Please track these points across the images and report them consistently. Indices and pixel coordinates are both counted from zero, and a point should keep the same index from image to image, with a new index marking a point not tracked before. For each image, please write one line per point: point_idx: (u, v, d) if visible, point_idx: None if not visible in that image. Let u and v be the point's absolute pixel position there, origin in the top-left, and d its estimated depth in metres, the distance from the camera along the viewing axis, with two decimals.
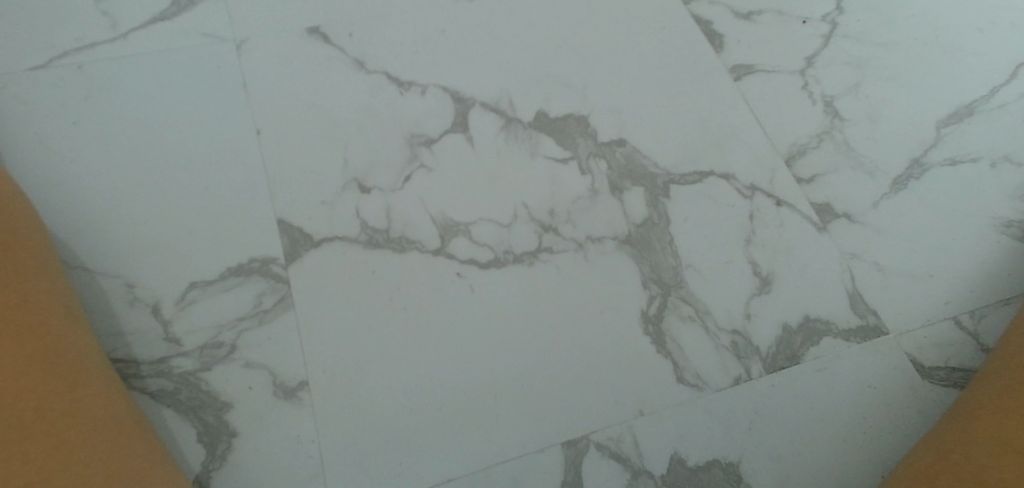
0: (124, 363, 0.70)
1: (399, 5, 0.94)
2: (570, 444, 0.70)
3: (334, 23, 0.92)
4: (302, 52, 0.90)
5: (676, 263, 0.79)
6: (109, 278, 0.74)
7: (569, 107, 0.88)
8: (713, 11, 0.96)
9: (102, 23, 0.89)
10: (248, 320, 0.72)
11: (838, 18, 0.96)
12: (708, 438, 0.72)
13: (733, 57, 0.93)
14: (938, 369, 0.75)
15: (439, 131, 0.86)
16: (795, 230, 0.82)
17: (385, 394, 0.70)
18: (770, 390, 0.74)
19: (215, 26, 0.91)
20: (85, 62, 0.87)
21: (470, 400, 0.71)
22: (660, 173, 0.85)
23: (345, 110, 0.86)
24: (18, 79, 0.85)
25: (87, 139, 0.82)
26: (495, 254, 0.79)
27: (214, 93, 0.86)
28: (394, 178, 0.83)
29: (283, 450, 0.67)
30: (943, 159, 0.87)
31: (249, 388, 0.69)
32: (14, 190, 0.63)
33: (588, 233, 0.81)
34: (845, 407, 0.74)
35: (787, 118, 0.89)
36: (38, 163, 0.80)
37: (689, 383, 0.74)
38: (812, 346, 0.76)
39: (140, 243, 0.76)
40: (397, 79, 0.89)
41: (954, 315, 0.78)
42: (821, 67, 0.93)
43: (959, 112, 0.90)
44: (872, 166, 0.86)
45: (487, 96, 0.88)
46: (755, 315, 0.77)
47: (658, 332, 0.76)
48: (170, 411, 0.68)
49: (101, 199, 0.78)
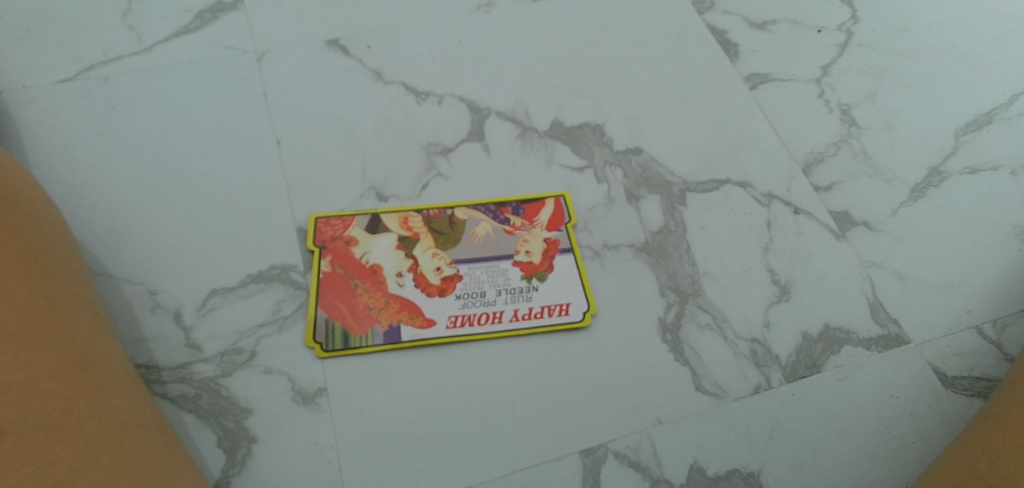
0: (146, 369, 0.69)
1: (420, 20, 0.99)
2: (589, 452, 0.68)
3: (355, 36, 0.96)
4: (323, 63, 0.93)
5: (693, 271, 0.79)
6: (131, 285, 0.74)
7: (585, 117, 0.92)
8: (728, 21, 1.02)
9: (129, 38, 0.93)
10: (267, 327, 0.73)
11: (855, 27, 1.03)
12: (732, 448, 0.69)
13: (749, 66, 0.98)
14: (962, 379, 0.74)
15: (456, 140, 0.88)
16: (813, 237, 0.83)
17: (400, 401, 0.69)
18: (793, 399, 0.72)
19: (237, 40, 0.94)
20: (112, 75, 0.90)
21: (485, 408, 0.69)
22: (677, 181, 0.86)
23: (364, 120, 0.89)
24: (45, 91, 0.88)
25: (111, 147, 0.84)
26: (513, 260, 0.79)
27: (236, 103, 0.89)
28: (412, 186, 0.84)
29: (293, 457, 0.66)
30: (962, 166, 0.89)
31: (267, 394, 0.69)
32: (43, 195, 0.65)
33: (604, 240, 0.81)
34: (872, 417, 0.71)
35: (804, 125, 0.93)
36: (61, 171, 0.82)
37: (708, 392, 0.72)
38: (833, 355, 0.75)
39: (162, 250, 0.77)
40: (415, 90, 0.92)
41: (976, 324, 0.77)
42: (836, 76, 0.98)
43: (979, 121, 0.93)
44: (889, 173, 0.89)
45: (504, 106, 0.92)
46: (774, 324, 0.77)
47: (676, 340, 0.75)
48: (190, 417, 0.67)
49: (123, 207, 0.80)
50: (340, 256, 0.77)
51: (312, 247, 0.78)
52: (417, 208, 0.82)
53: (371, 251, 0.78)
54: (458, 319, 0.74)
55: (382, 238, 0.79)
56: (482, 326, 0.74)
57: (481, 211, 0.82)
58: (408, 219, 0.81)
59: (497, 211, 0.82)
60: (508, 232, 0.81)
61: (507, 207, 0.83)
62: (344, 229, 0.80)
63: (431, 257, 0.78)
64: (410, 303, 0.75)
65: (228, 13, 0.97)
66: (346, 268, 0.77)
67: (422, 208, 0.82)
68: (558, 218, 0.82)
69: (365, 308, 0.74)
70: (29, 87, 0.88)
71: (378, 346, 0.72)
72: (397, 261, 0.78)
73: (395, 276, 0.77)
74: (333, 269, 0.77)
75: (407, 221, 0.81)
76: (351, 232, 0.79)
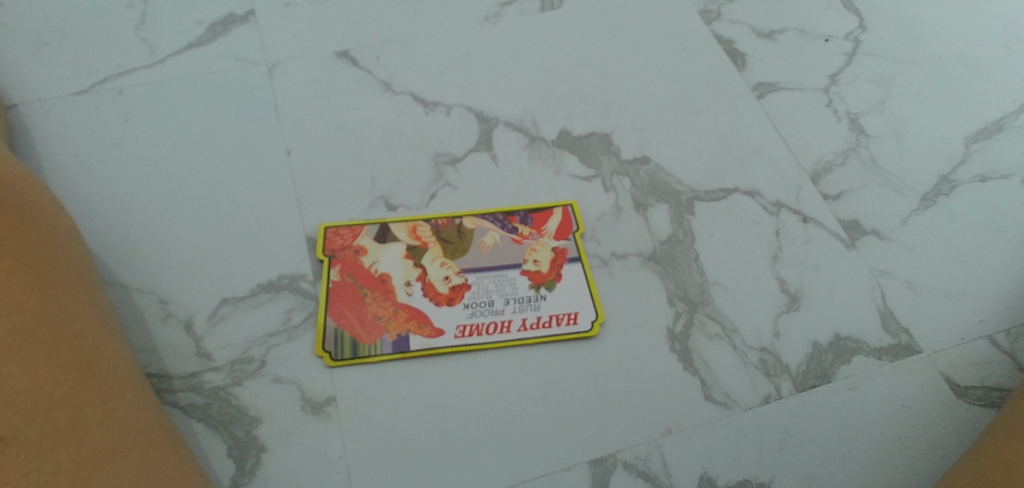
0: (157, 378, 0.70)
1: (428, 31, 1.00)
2: (598, 462, 0.67)
3: (364, 48, 0.97)
4: (333, 75, 0.94)
5: (702, 280, 0.79)
6: (143, 294, 0.75)
7: (592, 127, 0.92)
8: (735, 30, 1.03)
9: (143, 50, 0.95)
10: (277, 336, 0.73)
11: (862, 36, 1.03)
12: (742, 458, 0.68)
13: (756, 76, 0.98)
14: (975, 389, 0.73)
15: (464, 150, 0.89)
16: (822, 246, 0.83)
17: (408, 410, 0.69)
18: (803, 409, 0.71)
19: (248, 52, 0.96)
20: (126, 87, 0.91)
21: (493, 418, 0.69)
22: (684, 190, 0.87)
23: (374, 130, 0.90)
24: (61, 103, 0.89)
25: (125, 158, 0.85)
26: (521, 269, 0.79)
27: (247, 114, 0.90)
28: (420, 195, 0.85)
29: (303, 467, 0.66)
30: (972, 175, 0.89)
31: (277, 403, 0.69)
32: (56, 204, 0.66)
33: (612, 249, 0.81)
34: (884, 427, 0.70)
35: (813, 133, 0.92)
36: (75, 182, 0.83)
37: (717, 402, 0.72)
38: (844, 364, 0.74)
39: (174, 260, 0.78)
40: (424, 101, 0.93)
41: (988, 334, 0.76)
42: (844, 85, 0.98)
43: (989, 129, 0.93)
44: (898, 181, 0.88)
45: (512, 115, 0.92)
46: (783, 333, 0.76)
47: (685, 349, 0.74)
48: (201, 426, 0.67)
49: (135, 216, 0.81)
50: (350, 265, 0.78)
51: (322, 256, 0.78)
52: (425, 218, 0.82)
53: (381, 261, 0.79)
54: (466, 328, 0.74)
55: (391, 247, 0.80)
56: (490, 336, 0.74)
57: (489, 220, 0.83)
58: (417, 228, 0.82)
59: (505, 220, 0.83)
60: (516, 241, 0.81)
61: (515, 216, 0.83)
62: (353, 239, 0.80)
63: (439, 266, 0.79)
64: (418, 313, 0.75)
65: (240, 25, 0.99)
66: (355, 277, 0.77)
67: (431, 218, 0.82)
68: (566, 227, 0.82)
69: (373, 317, 0.75)
70: (45, 100, 0.89)
71: (387, 354, 0.72)
72: (406, 271, 0.78)
73: (403, 285, 0.77)
74: (342, 278, 0.77)
75: (415, 230, 0.81)
76: (361, 242, 0.80)
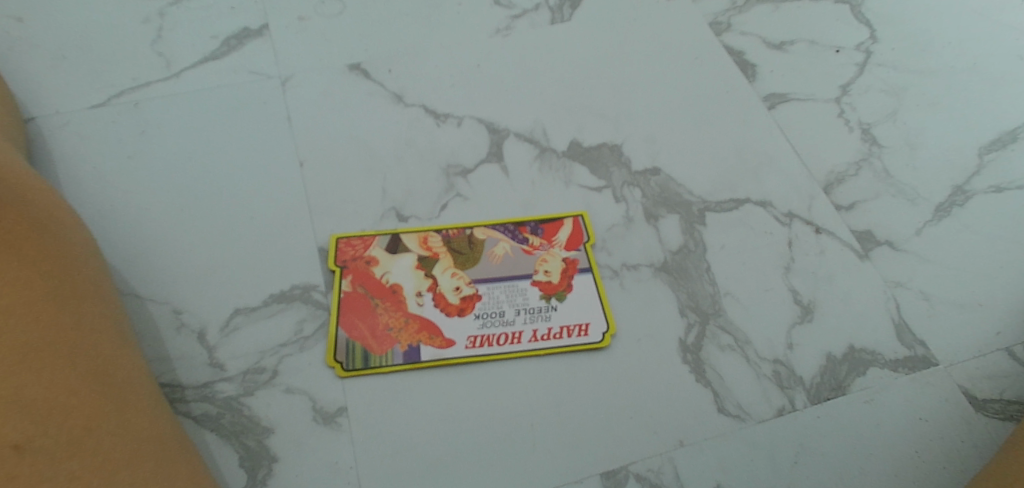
0: (170, 388, 0.70)
1: (439, 43, 1.01)
2: (610, 475, 0.67)
3: (376, 60, 0.98)
4: (345, 86, 0.95)
5: (713, 291, 0.79)
6: (157, 304, 0.75)
7: (602, 138, 0.92)
8: (745, 41, 1.03)
9: (159, 64, 0.96)
10: (288, 346, 0.73)
11: (873, 47, 1.03)
12: (756, 470, 0.67)
13: (767, 87, 0.98)
14: (993, 402, 0.72)
15: (474, 161, 0.89)
16: (835, 257, 0.82)
17: (419, 420, 0.69)
18: (818, 421, 0.71)
19: (263, 65, 0.97)
20: (142, 100, 0.93)
21: (504, 429, 0.69)
22: (695, 201, 0.86)
23: (385, 142, 0.90)
24: (78, 116, 0.91)
25: (140, 170, 0.86)
26: (532, 279, 0.79)
27: (261, 126, 0.91)
28: (431, 206, 0.85)
29: (314, 477, 0.66)
30: (987, 185, 0.88)
31: (288, 413, 0.69)
32: (73, 215, 0.67)
33: (623, 260, 0.81)
34: (901, 441, 0.69)
35: (824, 144, 0.92)
36: (90, 193, 0.84)
37: (731, 414, 0.71)
38: (858, 377, 0.73)
39: (187, 271, 0.78)
40: (434, 112, 0.94)
41: (1006, 346, 0.75)
42: (855, 95, 0.97)
43: (1003, 139, 0.92)
44: (911, 192, 0.88)
45: (522, 127, 0.93)
46: (797, 345, 0.75)
47: (696, 361, 0.74)
48: (213, 436, 0.67)
49: (149, 227, 0.81)
50: (361, 276, 0.78)
51: (333, 267, 0.79)
52: (436, 228, 0.83)
53: (392, 271, 0.79)
54: (477, 339, 0.74)
55: (402, 258, 0.80)
56: (501, 347, 0.74)
57: (500, 231, 0.83)
58: (428, 238, 0.82)
59: (516, 230, 0.83)
60: (527, 252, 0.81)
61: (526, 227, 0.83)
62: (365, 249, 0.80)
63: (450, 276, 0.79)
64: (429, 323, 0.75)
65: (254, 39, 1.00)
66: (366, 287, 0.77)
67: (441, 228, 0.83)
68: (577, 237, 0.82)
69: (384, 327, 0.75)
70: (62, 113, 0.91)
71: (397, 365, 0.72)
72: (417, 281, 0.78)
73: (415, 295, 0.77)
74: (354, 288, 0.77)
75: (426, 241, 0.82)
76: (372, 252, 0.80)
